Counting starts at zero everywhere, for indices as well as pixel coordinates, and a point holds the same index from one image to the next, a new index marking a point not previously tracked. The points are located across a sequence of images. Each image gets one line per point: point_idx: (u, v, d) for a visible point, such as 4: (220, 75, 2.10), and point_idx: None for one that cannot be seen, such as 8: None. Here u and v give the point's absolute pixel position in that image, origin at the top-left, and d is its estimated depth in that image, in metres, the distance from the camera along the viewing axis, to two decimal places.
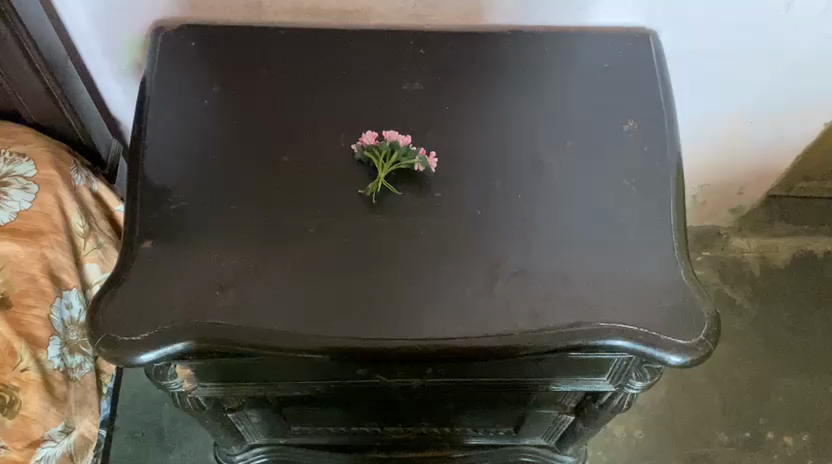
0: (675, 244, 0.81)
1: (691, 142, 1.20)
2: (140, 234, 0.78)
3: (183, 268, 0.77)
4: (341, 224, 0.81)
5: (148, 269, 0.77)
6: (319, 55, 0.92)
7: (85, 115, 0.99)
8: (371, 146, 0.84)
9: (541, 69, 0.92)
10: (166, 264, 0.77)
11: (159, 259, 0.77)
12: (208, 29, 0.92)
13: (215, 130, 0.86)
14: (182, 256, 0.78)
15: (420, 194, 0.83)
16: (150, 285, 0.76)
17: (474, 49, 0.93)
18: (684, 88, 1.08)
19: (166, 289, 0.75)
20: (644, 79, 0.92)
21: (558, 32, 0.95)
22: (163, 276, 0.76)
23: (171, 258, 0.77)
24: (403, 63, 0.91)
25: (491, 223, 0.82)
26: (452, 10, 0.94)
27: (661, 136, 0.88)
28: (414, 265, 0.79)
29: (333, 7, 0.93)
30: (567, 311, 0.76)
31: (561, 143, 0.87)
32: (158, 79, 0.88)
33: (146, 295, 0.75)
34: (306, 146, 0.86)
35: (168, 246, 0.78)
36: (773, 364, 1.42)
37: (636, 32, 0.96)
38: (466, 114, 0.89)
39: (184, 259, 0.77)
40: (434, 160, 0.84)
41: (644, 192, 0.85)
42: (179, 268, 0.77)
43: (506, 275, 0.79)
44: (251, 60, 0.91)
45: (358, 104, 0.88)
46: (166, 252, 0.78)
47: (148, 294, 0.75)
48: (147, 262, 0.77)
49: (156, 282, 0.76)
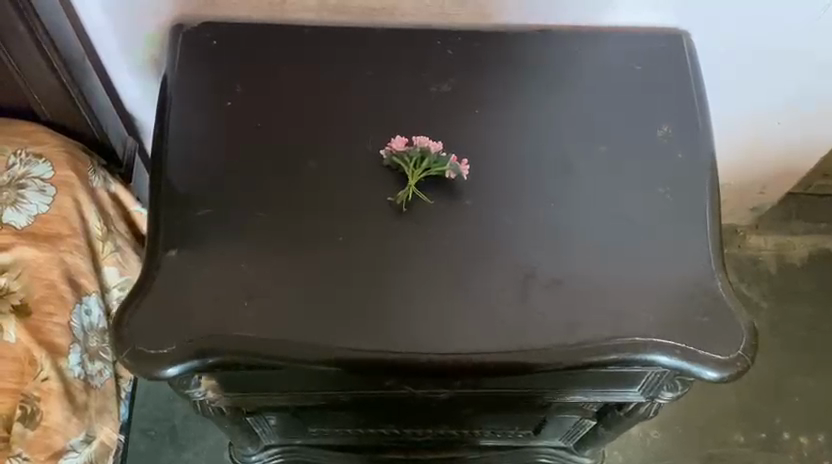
0: (712, 255, 0.80)
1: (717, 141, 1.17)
2: (164, 242, 0.77)
3: (209, 278, 0.75)
4: (369, 232, 0.79)
5: (172, 279, 0.75)
6: (343, 55, 0.89)
7: (101, 114, 0.96)
8: (400, 153, 0.81)
9: (572, 70, 0.90)
10: (190, 274, 0.75)
11: (183, 268, 0.75)
12: (230, 27, 0.89)
13: (239, 133, 0.83)
14: (207, 265, 0.76)
15: (449, 201, 0.81)
16: (174, 296, 0.74)
17: (503, 50, 0.90)
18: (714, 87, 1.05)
19: (191, 300, 0.74)
20: (678, 84, 0.89)
21: (589, 32, 0.93)
22: (188, 286, 0.74)
23: (196, 267, 0.75)
24: (430, 64, 0.89)
25: (523, 233, 0.80)
26: (480, 9, 0.91)
27: (696, 141, 0.86)
28: (444, 276, 0.77)
29: (359, 5, 0.90)
30: (603, 325, 0.75)
31: (594, 149, 0.85)
32: (180, 79, 0.86)
33: (171, 305, 0.73)
34: (331, 150, 0.83)
35: (192, 255, 0.76)
36: (789, 364, 1.41)
37: (668, 32, 0.93)
38: (496, 117, 0.86)
39: (209, 268, 0.75)
40: (465, 167, 0.82)
41: (678, 201, 0.83)
42: (204, 279, 0.75)
43: (539, 287, 0.77)
44: (274, 59, 0.88)
45: (385, 107, 0.86)
46: (191, 261, 0.76)
47: (173, 305, 0.73)
48: (171, 271, 0.75)
49: (180, 293, 0.74)
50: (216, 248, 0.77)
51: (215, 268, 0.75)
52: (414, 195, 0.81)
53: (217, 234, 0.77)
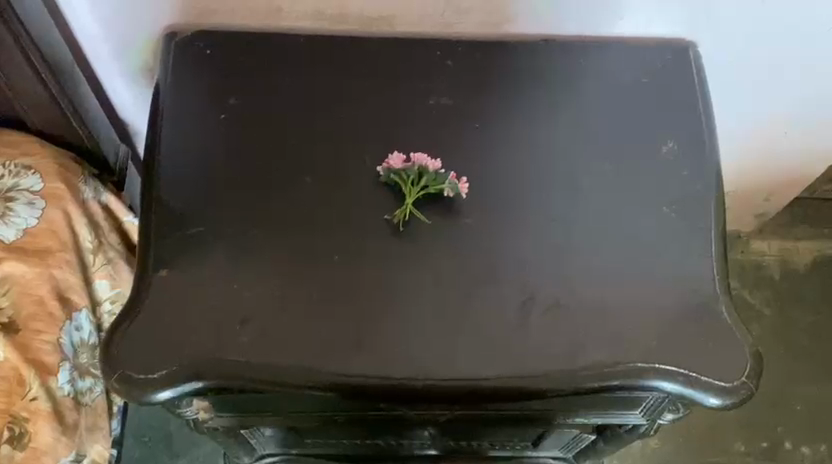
0: (717, 277, 0.77)
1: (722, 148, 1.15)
2: (156, 261, 0.75)
3: (202, 299, 0.73)
4: (365, 251, 0.77)
5: (164, 299, 0.73)
6: (341, 66, 0.86)
7: (93, 122, 0.94)
8: (397, 171, 0.80)
9: (575, 83, 0.87)
10: (183, 294, 0.73)
11: (176, 288, 0.73)
12: (224, 36, 0.87)
13: (233, 148, 0.82)
14: (200, 284, 0.74)
15: (448, 220, 0.79)
16: (167, 317, 0.72)
17: (505, 62, 0.88)
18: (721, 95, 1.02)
19: (184, 322, 0.71)
20: (683, 97, 0.87)
21: (594, 42, 0.90)
22: (181, 307, 0.72)
23: (189, 287, 0.73)
24: (430, 76, 0.86)
25: (523, 252, 0.78)
26: (482, 19, 0.88)
27: (702, 159, 0.84)
28: (443, 297, 0.75)
29: (357, 14, 0.87)
30: (605, 350, 0.73)
31: (596, 165, 0.83)
32: (173, 91, 0.84)
33: (163, 328, 0.71)
34: (328, 166, 0.81)
35: (186, 273, 0.74)
36: (792, 371, 1.39)
37: (675, 43, 0.91)
38: (496, 132, 0.84)
39: (201, 288, 0.73)
40: (465, 186, 0.80)
41: (683, 220, 0.81)
42: (197, 299, 0.73)
43: (541, 309, 0.75)
44: (270, 70, 0.86)
45: (384, 121, 0.84)
46: (184, 280, 0.74)
47: (164, 327, 0.71)
48: (163, 290, 0.73)
49: (172, 314, 0.72)
50: (210, 267, 0.75)
51: (208, 289, 0.73)
52: (411, 214, 0.79)
53: (211, 252, 0.76)
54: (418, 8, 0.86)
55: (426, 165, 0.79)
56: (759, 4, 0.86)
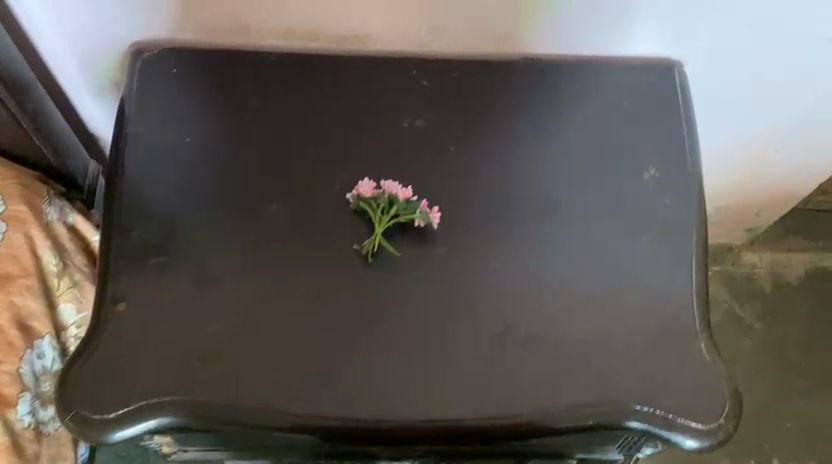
0: (697, 314, 0.74)
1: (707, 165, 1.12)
2: (114, 295, 0.72)
3: (162, 334, 0.70)
4: (333, 282, 0.74)
5: (123, 336, 0.70)
6: (312, 87, 0.83)
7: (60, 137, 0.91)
8: (367, 198, 0.77)
9: (556, 105, 0.84)
10: (142, 331, 0.71)
11: (135, 325, 0.71)
12: (191, 53, 0.84)
13: (198, 172, 0.79)
14: (160, 321, 0.71)
15: (420, 249, 0.76)
16: (125, 354, 0.69)
17: (483, 82, 0.85)
18: (710, 114, 0.99)
19: (142, 360, 0.69)
20: (668, 121, 0.84)
21: (576, 62, 0.87)
22: (139, 344, 0.70)
23: (149, 324, 0.71)
24: (405, 96, 0.83)
25: (497, 284, 0.75)
26: (459, 37, 0.85)
27: (684, 188, 0.81)
28: (413, 332, 0.72)
29: (329, 31, 0.84)
30: (581, 387, 0.70)
31: (576, 192, 0.80)
32: (138, 112, 0.81)
33: (121, 366, 0.69)
34: (296, 192, 0.78)
35: (145, 309, 0.72)
36: (782, 387, 1.37)
37: (660, 64, 0.87)
38: (473, 156, 0.81)
39: (161, 323, 0.71)
40: (436, 216, 0.77)
41: (664, 250, 0.78)
42: (157, 335, 0.70)
43: (516, 345, 0.72)
44: (238, 89, 0.83)
45: (355, 145, 0.81)
46: (143, 317, 0.71)
47: (121, 365, 0.69)
48: (122, 326, 0.71)
49: (131, 352, 0.69)
50: (171, 302, 0.72)
51: (167, 325, 0.71)
52: (380, 246, 0.75)
53: (172, 286, 0.73)
54: (392, 26, 0.83)
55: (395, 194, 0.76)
56: (748, 24, 0.84)
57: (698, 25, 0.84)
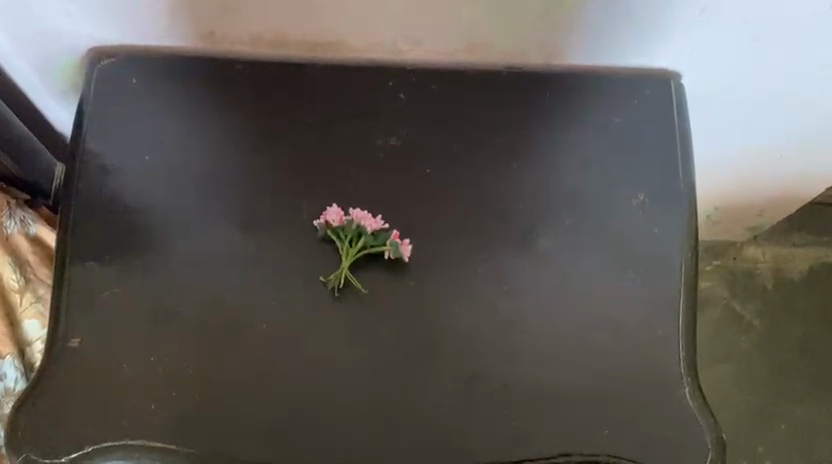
0: (681, 356, 0.71)
1: (707, 172, 1.05)
2: (69, 332, 0.69)
3: (117, 375, 0.67)
4: (297, 318, 0.70)
5: (76, 376, 0.67)
6: (280, 101, 0.78)
7: (33, 155, 0.88)
8: (334, 228, 0.72)
9: (541, 121, 0.79)
10: (96, 370, 0.67)
11: (87, 363, 0.68)
12: (152, 61, 0.79)
13: (158, 194, 0.74)
14: (114, 361, 0.68)
15: (389, 283, 0.72)
16: (77, 395, 0.66)
17: (463, 97, 0.79)
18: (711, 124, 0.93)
19: (93, 403, 0.66)
20: (660, 142, 0.79)
21: (564, 73, 0.81)
22: (92, 385, 0.67)
23: (103, 363, 0.68)
24: (379, 111, 0.78)
25: (470, 323, 0.71)
26: (439, 47, 0.79)
27: (675, 216, 0.76)
28: (379, 373, 0.69)
29: (300, 39, 0.79)
30: (552, 438, 0.67)
31: (559, 220, 0.75)
32: (94, 126, 0.76)
33: (72, 408, 0.66)
34: (262, 218, 0.74)
35: (100, 347, 0.68)
36: (778, 389, 1.33)
37: (655, 76, 0.81)
38: (450, 179, 0.76)
39: (115, 363, 0.68)
40: (407, 248, 0.72)
41: (650, 286, 0.74)
42: (110, 376, 0.67)
43: (484, 392, 0.69)
44: (202, 102, 0.77)
45: (324, 167, 0.76)
46: (98, 355, 0.68)
47: (73, 407, 0.66)
48: (75, 365, 0.68)
49: (84, 393, 0.66)
50: (126, 340, 0.69)
51: (120, 366, 0.68)
52: (347, 281, 0.72)
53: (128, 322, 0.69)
54: (367, 35, 0.77)
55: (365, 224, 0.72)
56: (751, 36, 0.77)
57: (696, 38, 0.77)
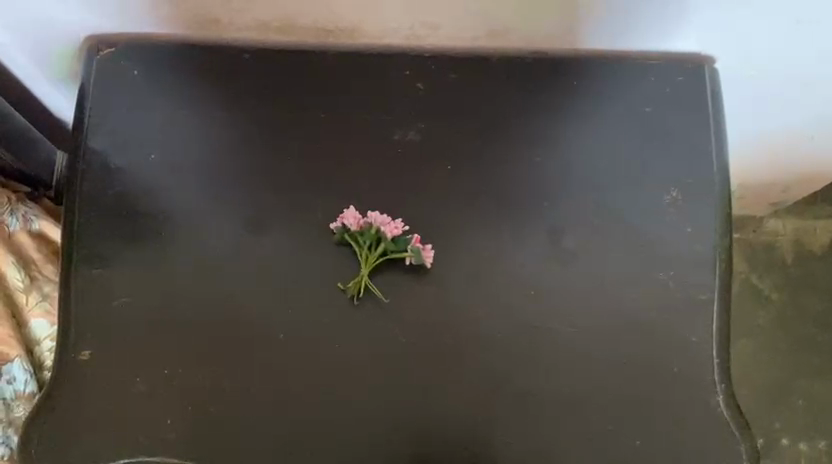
0: (716, 363, 0.68)
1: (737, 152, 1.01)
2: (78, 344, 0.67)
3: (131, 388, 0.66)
4: (314, 327, 0.68)
5: (89, 390, 0.66)
6: (290, 93, 0.74)
7: (30, 144, 0.84)
8: (352, 231, 0.69)
9: (567, 112, 0.74)
10: (109, 383, 0.66)
11: (99, 376, 0.66)
12: (154, 50, 0.74)
13: (165, 195, 0.71)
14: (127, 374, 0.66)
15: (410, 289, 0.69)
16: (92, 410, 0.65)
17: (484, 87, 0.74)
18: (744, 109, 0.88)
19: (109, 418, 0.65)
20: (694, 132, 0.74)
21: (592, 59, 0.76)
22: (106, 399, 0.65)
23: (115, 375, 0.66)
24: (395, 103, 0.74)
25: (494, 329, 0.68)
26: (459, 32, 0.74)
27: (710, 211, 0.72)
28: (400, 384, 0.67)
29: (310, 26, 0.74)
30: (578, 450, 0.66)
31: (587, 218, 0.71)
32: (95, 122, 0.72)
33: (88, 423, 0.65)
34: (274, 219, 0.71)
35: (111, 359, 0.66)
36: (797, 364, 1.31)
37: (688, 62, 0.76)
38: (472, 177, 0.72)
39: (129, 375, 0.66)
40: (430, 254, 0.69)
41: (682, 288, 0.70)
42: (124, 389, 0.65)
43: (507, 402, 0.67)
44: (208, 95, 0.73)
45: (339, 164, 0.72)
46: (109, 368, 0.66)
47: (89, 423, 0.65)
48: (87, 378, 0.66)
49: (98, 407, 0.65)
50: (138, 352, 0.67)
51: (134, 378, 0.66)
52: (366, 289, 0.68)
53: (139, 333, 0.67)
54: (381, 21, 0.72)
55: (383, 229, 0.68)
56: (794, 21, 0.71)
57: (734, 23, 0.72)
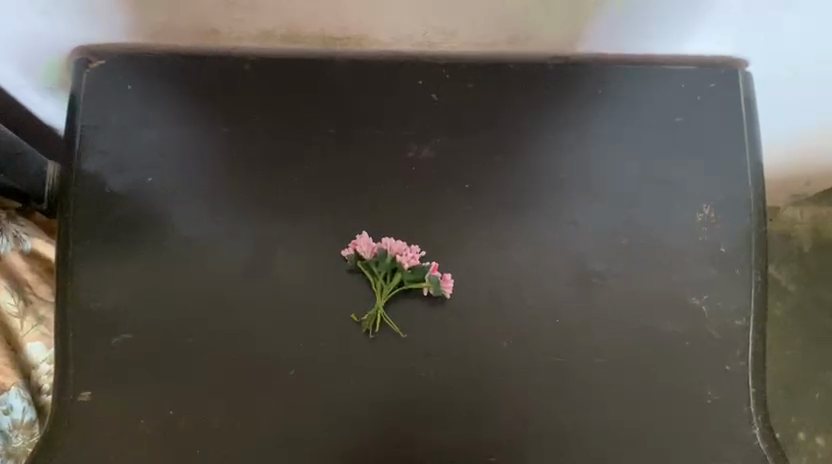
0: (752, 393, 0.64)
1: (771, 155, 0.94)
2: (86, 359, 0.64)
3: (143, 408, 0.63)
4: (328, 363, 0.64)
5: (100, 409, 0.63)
6: (296, 108, 0.69)
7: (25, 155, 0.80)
8: (366, 260, 0.65)
9: (592, 123, 0.69)
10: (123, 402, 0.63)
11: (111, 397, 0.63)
12: (149, 63, 0.69)
13: (164, 222, 0.66)
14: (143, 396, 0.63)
15: (429, 320, 0.65)
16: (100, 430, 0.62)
17: (504, 98, 0.69)
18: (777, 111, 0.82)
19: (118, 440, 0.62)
20: (728, 144, 0.69)
21: (618, 65, 0.70)
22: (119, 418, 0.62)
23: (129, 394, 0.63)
24: (409, 118, 0.69)
25: (518, 362, 0.64)
26: (477, 38, 0.69)
27: (746, 230, 0.67)
28: (421, 422, 0.63)
29: (316, 34, 0.69)
30: None
31: (614, 240, 0.67)
32: (87, 142, 0.68)
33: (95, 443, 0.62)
34: (283, 245, 0.66)
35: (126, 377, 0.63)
36: (820, 358, 1.24)
37: (722, 67, 0.71)
38: (492, 197, 0.67)
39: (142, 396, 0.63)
40: (449, 284, 0.65)
41: (717, 314, 0.65)
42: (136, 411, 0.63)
43: (535, 439, 0.63)
44: (208, 111, 0.68)
45: (350, 186, 0.67)
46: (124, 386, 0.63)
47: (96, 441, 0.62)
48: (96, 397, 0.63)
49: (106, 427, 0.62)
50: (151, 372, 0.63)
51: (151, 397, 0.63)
52: (382, 322, 0.64)
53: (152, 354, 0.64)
54: (393, 29, 0.67)
55: (399, 257, 0.64)
56: None
57: (774, 25, 0.66)
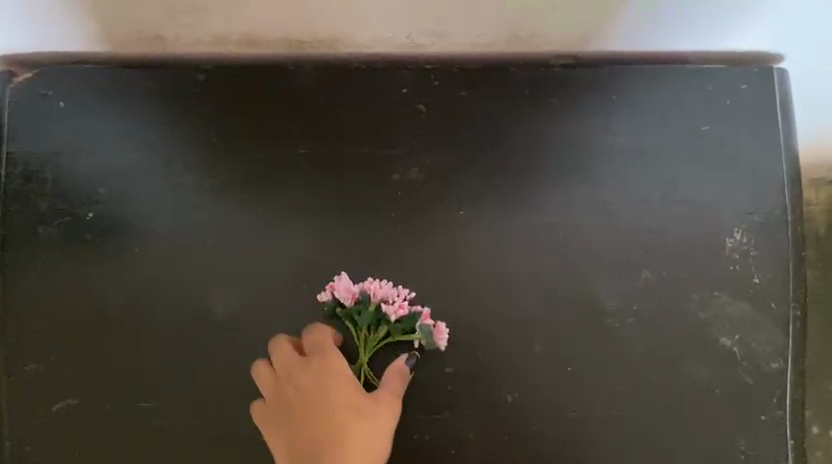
0: (791, 445, 0.57)
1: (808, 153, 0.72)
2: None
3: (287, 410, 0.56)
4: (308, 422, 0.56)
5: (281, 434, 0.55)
6: (261, 125, 0.59)
7: None
8: (345, 306, 0.56)
9: (607, 135, 0.59)
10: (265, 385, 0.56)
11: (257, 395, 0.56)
12: (82, 76, 0.59)
13: (111, 263, 0.57)
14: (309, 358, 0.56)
15: (422, 370, 0.56)
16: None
17: (502, 107, 0.59)
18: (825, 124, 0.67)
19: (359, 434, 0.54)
20: (761, 154, 0.60)
21: (635, 65, 0.60)
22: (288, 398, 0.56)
23: (286, 370, 0.56)
24: (394, 133, 0.59)
25: (527, 419, 0.56)
26: (470, 38, 0.58)
27: (781, 257, 0.59)
28: None
29: (281, 38, 0.58)
30: None
31: (633, 272, 0.58)
32: (16, 172, 0.58)
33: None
34: (251, 289, 0.57)
35: (279, 362, 0.56)
36: None
37: (754, 64, 0.61)
38: (490, 224, 0.58)
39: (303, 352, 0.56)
40: (443, 335, 0.56)
41: (750, 355, 0.58)
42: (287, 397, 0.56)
43: None
44: (159, 132, 0.59)
45: (326, 215, 0.58)
46: (280, 366, 0.56)
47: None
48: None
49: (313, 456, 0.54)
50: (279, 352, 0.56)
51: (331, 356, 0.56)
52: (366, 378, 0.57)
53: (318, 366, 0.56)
54: (371, 30, 0.57)
55: (384, 307, 0.56)
56: None
57: (821, 22, 0.56)
